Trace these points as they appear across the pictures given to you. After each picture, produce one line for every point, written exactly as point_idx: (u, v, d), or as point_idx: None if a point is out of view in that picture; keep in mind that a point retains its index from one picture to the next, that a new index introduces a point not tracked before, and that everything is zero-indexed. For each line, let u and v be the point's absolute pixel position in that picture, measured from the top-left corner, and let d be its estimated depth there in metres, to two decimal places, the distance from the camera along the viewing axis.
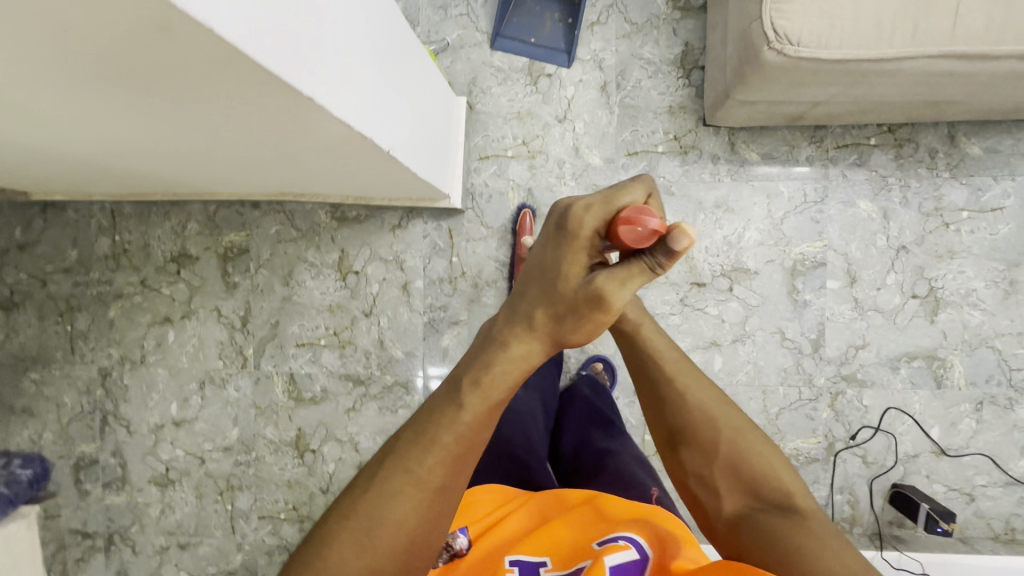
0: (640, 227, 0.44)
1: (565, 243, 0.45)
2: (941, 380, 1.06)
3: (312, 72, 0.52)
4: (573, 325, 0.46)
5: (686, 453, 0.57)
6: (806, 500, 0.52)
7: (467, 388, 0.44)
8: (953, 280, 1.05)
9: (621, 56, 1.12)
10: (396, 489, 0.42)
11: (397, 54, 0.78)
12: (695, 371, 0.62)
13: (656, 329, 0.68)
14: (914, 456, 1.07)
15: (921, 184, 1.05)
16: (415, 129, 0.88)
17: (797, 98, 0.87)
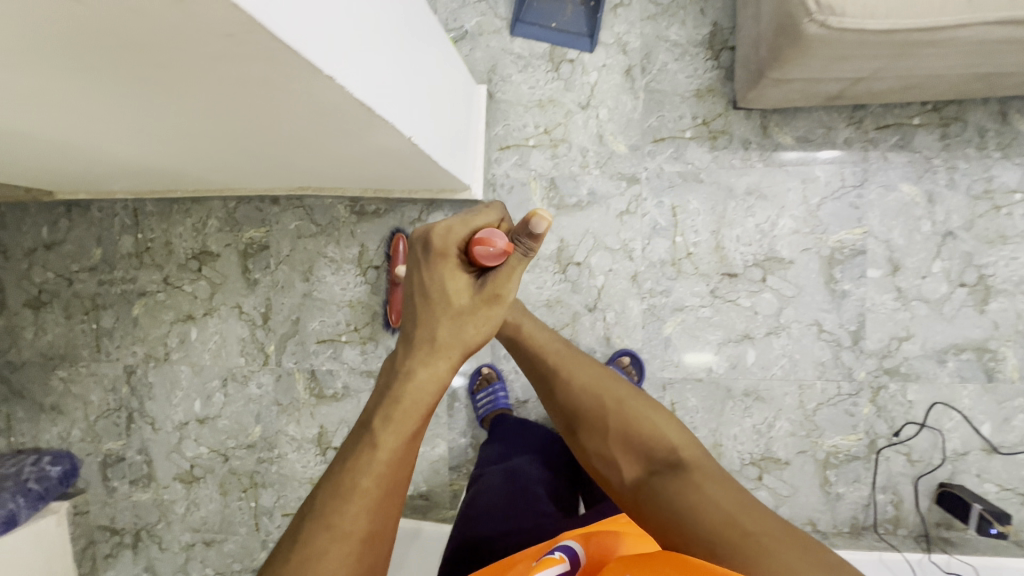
0: (493, 242, 0.50)
1: (438, 264, 0.51)
2: (993, 374, 1.00)
3: (333, 46, 0.49)
4: (464, 332, 0.52)
5: (584, 436, 0.61)
6: (691, 451, 0.55)
7: (380, 428, 0.46)
8: (1006, 266, 0.99)
9: (646, 39, 1.08)
10: (320, 549, 0.42)
11: (418, 36, 0.75)
12: (576, 359, 0.68)
13: (538, 324, 0.73)
14: (963, 454, 1.02)
15: (970, 166, 0.99)
16: (436, 116, 0.86)
17: (837, 73, 0.82)
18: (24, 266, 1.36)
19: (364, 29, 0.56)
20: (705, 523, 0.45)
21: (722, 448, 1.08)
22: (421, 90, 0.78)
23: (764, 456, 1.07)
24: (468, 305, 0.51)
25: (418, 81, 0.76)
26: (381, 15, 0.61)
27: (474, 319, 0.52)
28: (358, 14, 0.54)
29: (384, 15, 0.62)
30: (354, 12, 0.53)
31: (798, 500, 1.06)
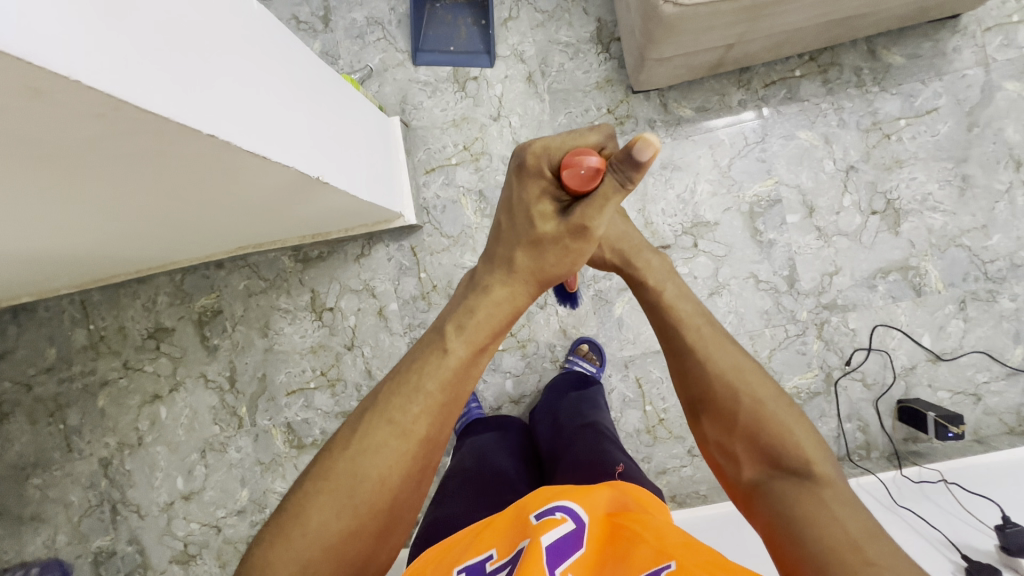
0: (580, 168, 0.48)
1: (528, 183, 0.52)
2: (920, 288, 1.06)
3: (207, 105, 0.51)
4: (547, 260, 0.54)
5: (705, 423, 0.55)
6: (825, 467, 0.48)
7: (452, 337, 0.52)
8: (908, 188, 1.06)
9: (540, 45, 1.14)
10: (382, 438, 0.48)
11: (304, 78, 0.76)
12: (720, 339, 0.57)
13: (679, 288, 0.64)
14: (911, 369, 1.07)
15: (855, 103, 1.07)
16: (346, 152, 0.87)
17: (710, 44, 0.89)
18: None
19: (237, 80, 0.57)
20: (836, 558, 0.41)
21: None
22: (325, 130, 0.80)
23: None
24: (559, 232, 0.52)
25: (320, 124, 0.78)
26: (255, 64, 0.62)
27: (560, 247, 0.53)
28: (233, 74, 0.56)
29: (257, 62, 0.63)
30: (221, 68, 0.54)
31: None
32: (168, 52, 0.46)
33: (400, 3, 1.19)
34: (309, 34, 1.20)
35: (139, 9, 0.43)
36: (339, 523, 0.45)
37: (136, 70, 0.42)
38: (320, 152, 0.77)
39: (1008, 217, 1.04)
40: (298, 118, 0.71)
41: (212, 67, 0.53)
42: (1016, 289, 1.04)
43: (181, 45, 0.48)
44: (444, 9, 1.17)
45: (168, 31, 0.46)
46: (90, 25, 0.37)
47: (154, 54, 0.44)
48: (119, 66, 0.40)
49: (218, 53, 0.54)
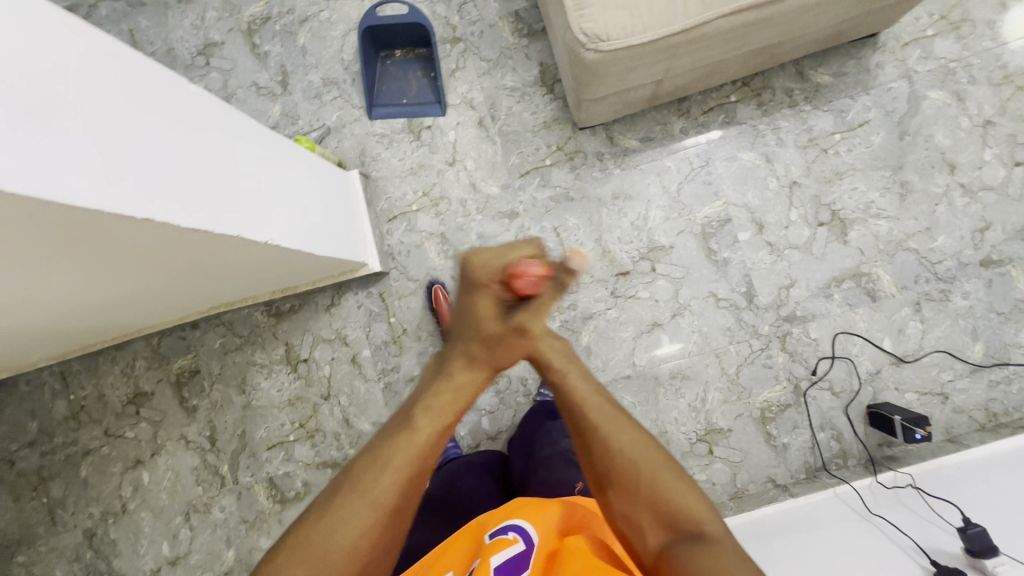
0: (530, 276, 0.54)
1: (476, 295, 0.56)
2: (875, 294, 1.09)
3: (140, 190, 0.53)
4: (501, 356, 0.59)
5: (613, 497, 0.56)
6: (714, 525, 0.52)
7: (419, 416, 0.55)
8: (850, 199, 1.10)
9: (488, 91, 1.20)
10: (352, 511, 0.50)
11: (246, 147, 0.79)
12: (618, 415, 0.59)
13: (581, 368, 0.64)
14: (877, 373, 1.08)
15: (790, 123, 1.11)
16: (298, 211, 0.90)
17: (640, 82, 0.94)
18: None
19: (172, 160, 0.60)
20: None
21: (668, 435, 1.12)
22: (272, 194, 0.82)
23: (708, 429, 1.12)
24: (507, 333, 0.57)
25: (266, 188, 0.81)
26: (192, 142, 0.65)
27: (507, 346, 0.58)
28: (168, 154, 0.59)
29: (195, 137, 0.66)
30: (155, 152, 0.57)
31: (750, 462, 1.11)
32: (98, 146, 0.49)
33: (353, 62, 1.24)
34: (269, 97, 1.25)
35: (65, 111, 0.46)
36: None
37: (62, 167, 0.45)
38: (268, 215, 0.79)
39: (949, 218, 1.07)
40: (240, 185, 0.74)
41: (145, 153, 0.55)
42: (967, 287, 1.07)
43: (111, 136, 0.51)
44: (395, 66, 1.24)
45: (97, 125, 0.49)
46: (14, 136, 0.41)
47: (81, 149, 0.47)
48: (44, 168, 0.43)
49: (151, 136, 0.57)
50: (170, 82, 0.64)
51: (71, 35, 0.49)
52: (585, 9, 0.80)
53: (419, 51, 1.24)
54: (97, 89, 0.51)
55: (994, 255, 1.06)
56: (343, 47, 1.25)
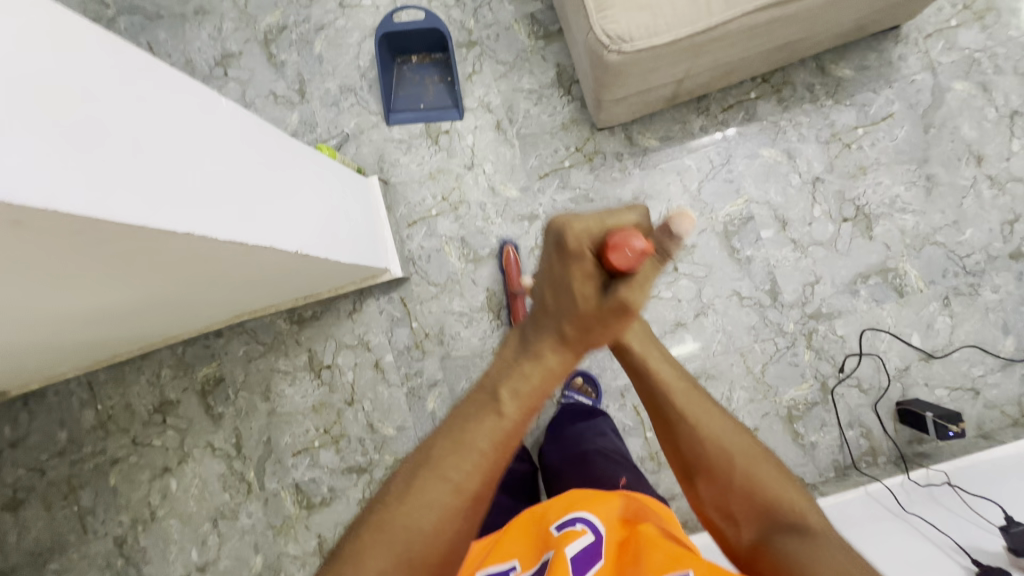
0: (634, 248, 0.46)
1: (570, 268, 0.49)
2: (902, 289, 1.07)
3: (182, 207, 0.55)
4: (594, 338, 0.52)
5: (703, 485, 0.58)
6: (815, 517, 0.53)
7: (505, 401, 0.51)
8: (875, 193, 1.08)
9: (505, 94, 1.20)
10: (435, 495, 0.49)
11: (272, 157, 0.80)
12: (706, 402, 0.61)
13: (662, 354, 0.65)
14: (905, 369, 1.07)
15: (811, 118, 1.10)
16: (323, 219, 0.90)
17: (661, 82, 0.93)
18: None
19: (206, 174, 0.61)
20: None
21: None
22: (299, 203, 0.83)
23: None
24: (602, 313, 0.50)
25: (293, 197, 0.82)
26: (223, 156, 0.66)
27: (603, 325, 0.51)
28: (204, 169, 0.61)
29: (225, 150, 0.67)
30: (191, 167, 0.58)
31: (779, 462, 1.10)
32: (140, 165, 0.50)
33: (370, 69, 1.25)
34: (287, 106, 1.26)
35: (108, 132, 0.47)
36: (395, 572, 0.46)
37: (110, 188, 0.46)
38: (297, 225, 0.80)
39: (977, 211, 1.06)
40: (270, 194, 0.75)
41: (184, 169, 0.57)
42: (996, 280, 1.05)
43: (150, 155, 0.52)
44: (411, 71, 1.24)
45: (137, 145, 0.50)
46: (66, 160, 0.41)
47: (125, 170, 0.48)
48: (95, 190, 0.44)
49: (187, 152, 0.58)
50: (199, 95, 0.65)
51: (107, 55, 0.50)
52: (607, 10, 0.80)
53: (435, 56, 1.24)
54: (136, 108, 0.51)
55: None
56: (360, 54, 1.25)
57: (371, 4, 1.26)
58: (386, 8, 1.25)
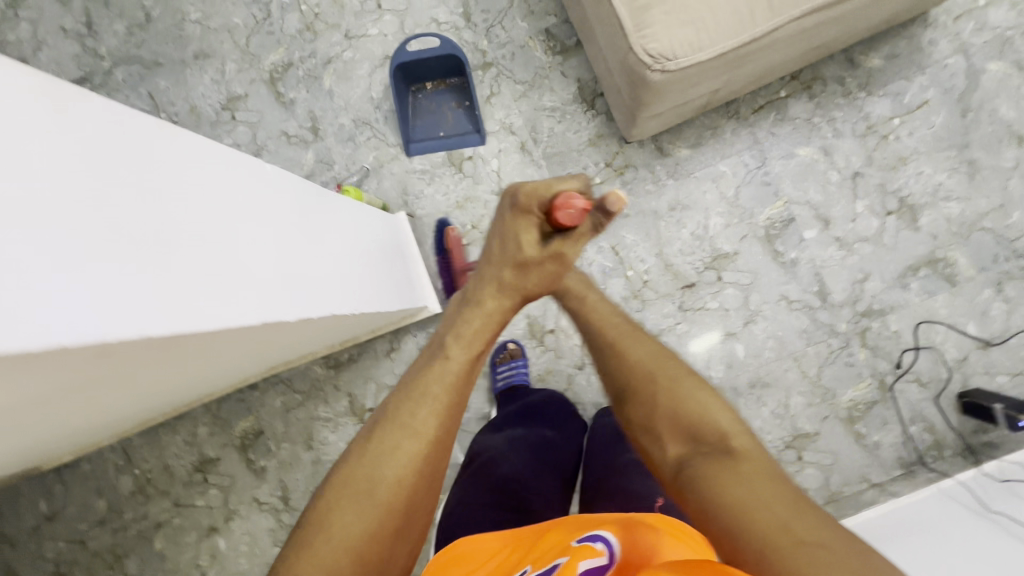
0: (572, 209, 0.59)
1: (518, 219, 0.61)
2: (953, 279, 1.06)
3: (246, 297, 0.51)
4: (529, 280, 0.64)
5: (630, 408, 0.58)
6: (742, 440, 0.50)
7: (451, 343, 0.60)
8: (917, 183, 1.06)
9: (527, 114, 1.16)
10: (395, 441, 0.52)
11: (297, 209, 0.75)
12: (634, 333, 0.63)
13: (603, 296, 0.70)
14: (964, 359, 1.05)
15: (845, 112, 1.08)
16: (352, 265, 0.86)
17: (700, 93, 0.90)
18: (33, 546, 1.30)
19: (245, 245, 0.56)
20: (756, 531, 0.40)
21: None
22: (336, 260, 0.81)
23: (796, 435, 1.09)
24: (541, 257, 0.63)
25: (331, 255, 0.79)
26: (264, 223, 0.63)
27: (541, 269, 0.64)
28: (252, 246, 0.57)
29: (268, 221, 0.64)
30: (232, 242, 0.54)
31: (842, 464, 1.08)
32: (202, 261, 0.47)
33: (383, 99, 1.21)
34: (301, 145, 1.22)
35: (155, 225, 0.43)
36: (360, 526, 0.48)
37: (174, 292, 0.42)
38: (338, 283, 0.78)
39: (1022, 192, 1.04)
40: (312, 257, 0.72)
41: (236, 251, 0.53)
42: None
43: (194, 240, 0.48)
44: (427, 98, 1.20)
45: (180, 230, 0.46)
46: (128, 269, 0.37)
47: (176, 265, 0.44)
48: (164, 292, 0.40)
49: (235, 231, 0.55)
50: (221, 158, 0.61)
51: (134, 133, 0.46)
52: (647, 29, 0.77)
53: (450, 80, 1.20)
54: (178, 191, 0.48)
55: None
56: (371, 85, 1.21)
57: (378, 32, 1.21)
58: (394, 35, 1.20)
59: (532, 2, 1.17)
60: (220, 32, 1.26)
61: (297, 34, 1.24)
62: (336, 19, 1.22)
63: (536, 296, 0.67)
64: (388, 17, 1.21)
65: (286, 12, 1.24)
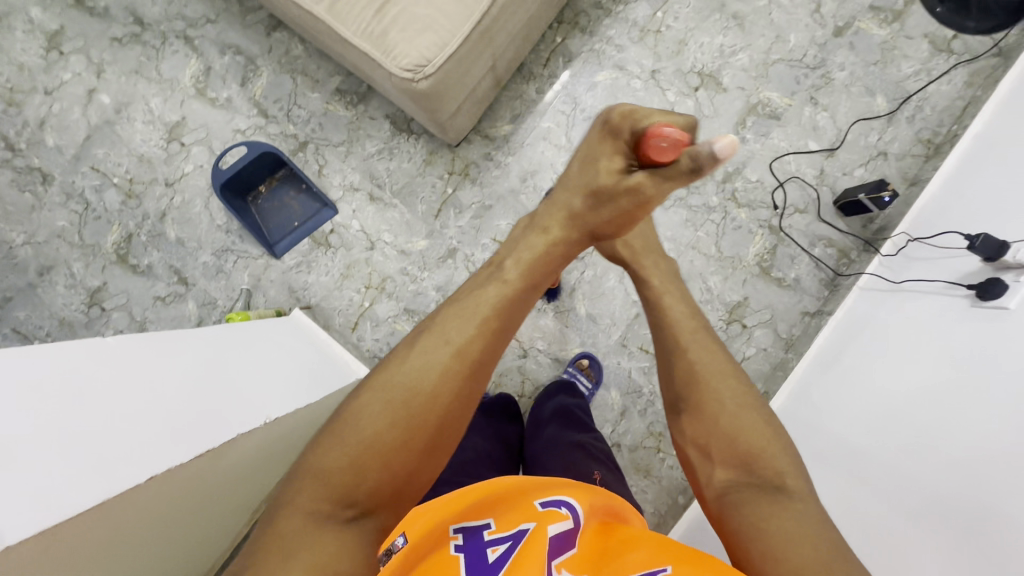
0: (662, 137, 0.54)
1: (608, 140, 0.60)
2: (775, 114, 1.15)
3: (136, 460, 0.55)
4: (601, 215, 0.62)
5: (687, 420, 0.63)
6: (797, 480, 0.54)
7: (504, 271, 0.60)
8: (704, 54, 1.16)
9: (361, 167, 1.21)
10: (437, 353, 0.52)
11: (196, 354, 0.77)
12: (713, 347, 0.66)
13: (682, 294, 0.74)
14: (822, 173, 1.15)
15: (617, 27, 1.17)
16: (273, 373, 0.88)
17: (481, 75, 0.96)
18: None
19: (155, 413, 0.61)
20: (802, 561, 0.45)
21: None
22: (249, 373, 0.82)
23: (730, 309, 1.15)
24: (619, 190, 0.59)
25: (243, 373, 0.81)
26: (155, 380, 0.66)
27: (614, 205, 0.60)
28: (142, 407, 0.60)
29: (155, 374, 0.67)
30: (115, 413, 0.57)
31: (780, 312, 1.15)
32: (76, 449, 0.50)
33: (230, 221, 1.23)
34: (178, 300, 1.22)
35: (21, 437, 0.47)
36: (393, 432, 0.48)
37: (36, 494, 0.45)
38: (259, 392, 0.80)
39: (787, 18, 1.16)
40: (219, 384, 0.74)
41: (118, 420, 0.56)
42: (838, 59, 1.15)
43: (87, 425, 0.53)
44: (267, 200, 1.23)
45: (49, 428, 0.49)
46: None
47: (44, 462, 0.47)
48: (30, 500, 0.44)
49: (114, 402, 0.58)
50: (108, 346, 0.65)
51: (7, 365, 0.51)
52: (393, 52, 0.83)
53: (279, 174, 1.23)
54: (36, 396, 0.51)
55: (840, 23, 1.15)
56: (212, 214, 1.23)
57: (194, 166, 1.23)
58: (210, 161, 1.23)
59: (313, 71, 1.22)
60: (52, 241, 1.24)
61: (122, 207, 1.24)
62: (150, 174, 1.24)
63: (606, 234, 0.64)
64: (196, 149, 1.23)
65: (103, 192, 1.25)
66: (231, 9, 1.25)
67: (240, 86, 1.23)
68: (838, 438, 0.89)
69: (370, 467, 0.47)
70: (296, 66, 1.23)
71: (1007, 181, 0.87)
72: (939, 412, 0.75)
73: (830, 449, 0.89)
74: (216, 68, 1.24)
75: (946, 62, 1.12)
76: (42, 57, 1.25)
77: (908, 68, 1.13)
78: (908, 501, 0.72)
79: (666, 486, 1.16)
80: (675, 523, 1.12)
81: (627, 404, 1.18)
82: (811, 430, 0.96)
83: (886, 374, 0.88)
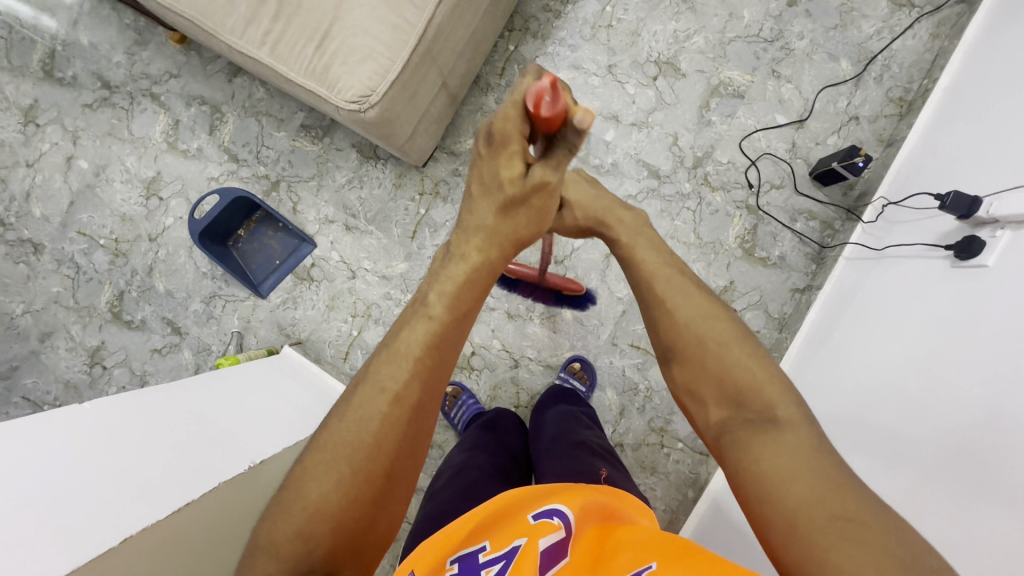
0: (545, 110, 0.49)
1: (497, 151, 0.53)
2: (738, 92, 1.13)
3: (143, 504, 0.58)
4: (519, 222, 0.57)
5: (677, 370, 0.53)
6: (790, 408, 0.46)
7: (431, 304, 0.52)
8: (659, 42, 1.15)
9: (334, 199, 1.22)
10: (374, 403, 0.47)
11: (184, 409, 0.79)
12: (689, 288, 0.55)
13: (651, 241, 0.61)
14: (793, 146, 1.12)
15: (568, 27, 1.17)
16: (262, 412, 0.90)
17: (432, 93, 0.96)
18: None
19: (150, 463, 0.64)
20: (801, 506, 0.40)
21: None
22: (239, 414, 0.85)
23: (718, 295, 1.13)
24: (527, 190, 0.54)
25: (232, 415, 0.83)
26: (143, 435, 0.69)
27: (529, 205, 0.56)
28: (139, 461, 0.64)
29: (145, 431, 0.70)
30: (96, 482, 0.58)
31: (769, 292, 1.12)
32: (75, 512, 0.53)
33: (214, 268, 1.25)
34: (173, 351, 1.25)
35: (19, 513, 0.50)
36: (340, 492, 0.45)
37: (30, 561, 0.46)
38: (251, 431, 0.82)
39: None
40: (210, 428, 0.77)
41: (115, 477, 0.60)
42: (796, 29, 1.12)
43: (83, 489, 0.56)
44: (248, 242, 1.25)
45: (32, 508, 0.51)
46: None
47: (44, 527, 0.50)
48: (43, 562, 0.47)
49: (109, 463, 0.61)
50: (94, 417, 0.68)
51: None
52: (338, 85, 0.85)
53: (255, 216, 1.25)
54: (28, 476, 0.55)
55: None
56: (197, 263, 1.26)
57: (175, 219, 1.26)
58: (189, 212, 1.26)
59: (277, 111, 1.25)
60: (49, 307, 1.27)
61: (110, 266, 1.27)
62: (133, 232, 1.27)
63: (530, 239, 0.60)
64: (175, 201, 1.26)
65: (91, 253, 1.28)
66: (192, 62, 1.28)
67: (208, 135, 1.26)
68: (845, 404, 0.86)
69: (319, 532, 0.44)
70: (259, 109, 1.25)
71: (991, 128, 0.83)
72: (937, 375, 0.72)
73: (836, 417, 0.86)
74: (184, 121, 1.27)
75: (908, 17, 1.10)
76: (21, 132, 1.29)
77: (869, 28, 1.11)
78: (907, 448, 0.71)
79: (674, 482, 1.14)
80: (686, 519, 1.10)
81: (625, 402, 1.16)
82: (822, 390, 0.93)
83: (882, 348, 0.84)
